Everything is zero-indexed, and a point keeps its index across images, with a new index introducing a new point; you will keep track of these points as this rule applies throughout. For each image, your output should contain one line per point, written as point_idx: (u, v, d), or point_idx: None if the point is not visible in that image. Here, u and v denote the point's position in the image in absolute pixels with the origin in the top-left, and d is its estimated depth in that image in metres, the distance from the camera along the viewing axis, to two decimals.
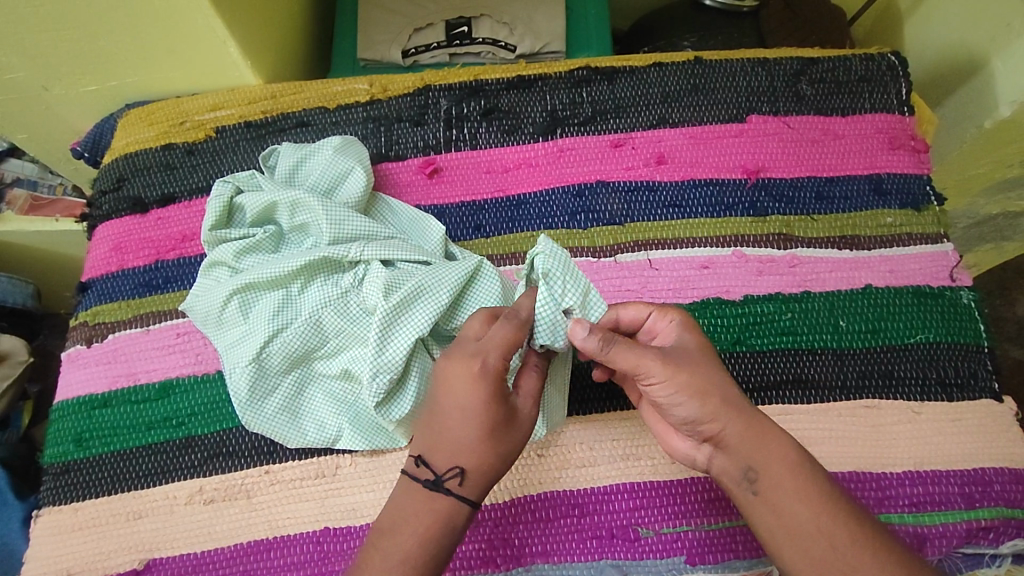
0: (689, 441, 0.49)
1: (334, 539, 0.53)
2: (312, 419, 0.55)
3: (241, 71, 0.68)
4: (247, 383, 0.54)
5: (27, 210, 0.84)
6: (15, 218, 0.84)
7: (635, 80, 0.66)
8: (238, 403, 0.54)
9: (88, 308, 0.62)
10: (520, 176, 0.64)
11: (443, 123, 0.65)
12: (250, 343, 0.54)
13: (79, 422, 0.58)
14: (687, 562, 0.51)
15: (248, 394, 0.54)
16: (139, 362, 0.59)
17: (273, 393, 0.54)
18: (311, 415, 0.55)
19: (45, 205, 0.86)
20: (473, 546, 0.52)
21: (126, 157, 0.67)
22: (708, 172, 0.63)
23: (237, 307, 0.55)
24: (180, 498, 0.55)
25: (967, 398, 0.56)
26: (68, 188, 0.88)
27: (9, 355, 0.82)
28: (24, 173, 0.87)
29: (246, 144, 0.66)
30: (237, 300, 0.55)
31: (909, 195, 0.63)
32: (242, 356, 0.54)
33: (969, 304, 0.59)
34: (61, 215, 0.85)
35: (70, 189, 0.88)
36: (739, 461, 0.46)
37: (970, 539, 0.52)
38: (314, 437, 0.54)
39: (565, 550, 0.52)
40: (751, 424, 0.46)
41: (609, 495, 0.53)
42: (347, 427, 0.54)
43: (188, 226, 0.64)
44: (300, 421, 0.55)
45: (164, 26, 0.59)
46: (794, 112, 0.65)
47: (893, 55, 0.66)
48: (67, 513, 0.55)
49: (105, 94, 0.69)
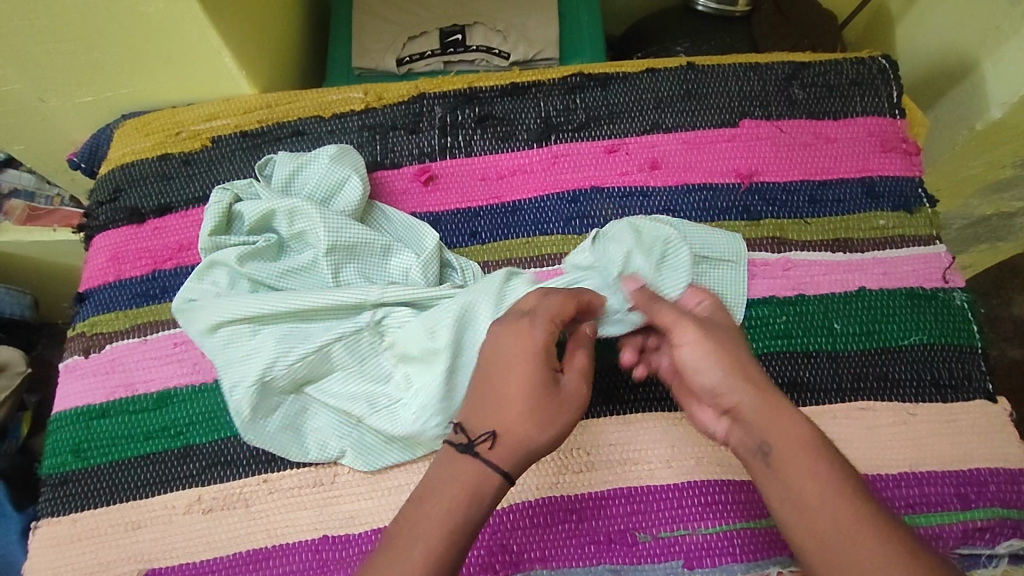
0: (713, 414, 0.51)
1: (334, 546, 0.53)
2: (313, 438, 0.55)
3: (235, 80, 0.68)
4: (249, 402, 0.53)
5: (25, 220, 0.87)
6: (13, 228, 0.86)
7: (628, 86, 0.67)
8: (238, 421, 0.54)
9: (86, 318, 0.62)
10: (515, 183, 0.64)
11: (438, 131, 0.66)
12: (254, 362, 0.54)
13: (78, 432, 0.58)
14: (684, 566, 0.51)
15: (248, 411, 0.54)
16: (136, 371, 0.59)
17: (274, 411, 0.55)
18: (313, 433, 0.55)
19: (43, 215, 0.88)
20: (471, 552, 0.52)
21: (123, 167, 0.67)
22: (701, 177, 0.64)
23: (242, 327, 0.55)
24: (179, 508, 0.55)
25: (961, 398, 0.56)
26: (65, 199, 0.90)
27: (8, 365, 0.81)
28: (22, 183, 0.89)
29: (241, 154, 0.67)
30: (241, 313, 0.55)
31: (902, 197, 0.63)
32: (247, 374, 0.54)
33: (962, 305, 0.59)
34: (60, 224, 0.87)
35: (67, 200, 0.90)
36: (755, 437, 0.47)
37: (967, 540, 0.52)
38: (316, 455, 0.54)
39: (564, 555, 0.52)
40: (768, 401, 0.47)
41: (607, 500, 0.53)
42: (351, 447, 0.54)
43: (186, 235, 0.64)
44: (301, 438, 0.55)
45: (158, 37, 0.60)
46: (786, 117, 0.65)
47: (884, 59, 0.67)
48: (66, 524, 0.55)
49: (101, 104, 0.70)
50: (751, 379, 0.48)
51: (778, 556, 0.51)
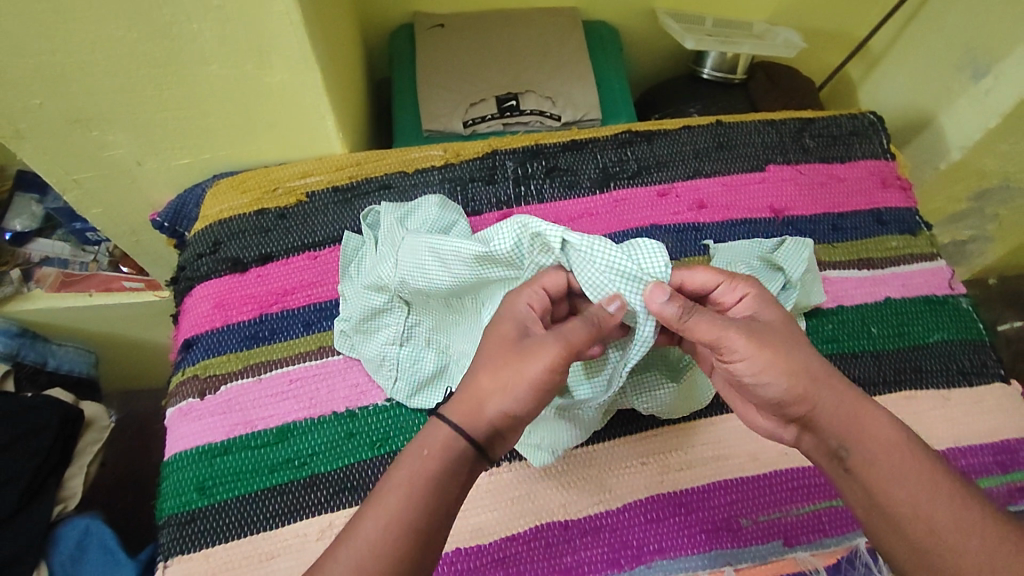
0: (774, 419, 0.54)
1: (467, 557, 0.57)
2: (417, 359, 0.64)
3: (326, 141, 0.75)
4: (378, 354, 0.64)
5: (59, 286, 0.92)
6: (45, 295, 0.92)
7: (670, 140, 0.79)
8: (374, 370, 0.64)
9: (195, 362, 0.66)
10: (584, 224, 0.74)
11: (512, 181, 0.76)
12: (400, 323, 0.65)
13: (201, 470, 0.61)
14: (785, 544, 0.58)
15: (381, 362, 0.64)
16: (254, 410, 0.63)
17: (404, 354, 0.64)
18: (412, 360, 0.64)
19: (77, 281, 0.93)
20: (596, 550, 0.58)
21: (221, 222, 0.73)
22: (741, 213, 0.75)
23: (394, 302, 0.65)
24: (311, 534, 0.59)
25: (983, 382, 0.67)
26: (101, 263, 0.94)
27: (95, 420, 0.86)
28: (55, 251, 0.92)
29: (334, 207, 0.74)
30: (402, 336, 0.64)
31: (905, 223, 0.76)
32: (401, 393, 0.63)
33: (968, 307, 0.71)
34: (95, 290, 0.93)
35: (103, 264, 0.94)
36: (830, 438, 0.49)
37: (1012, 500, 0.62)
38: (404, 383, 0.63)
39: (679, 545, 0.58)
40: (840, 399, 0.49)
41: (708, 493, 0.60)
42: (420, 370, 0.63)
43: (288, 281, 0.70)
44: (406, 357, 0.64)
45: (273, 102, 0.67)
46: (803, 162, 0.78)
47: (872, 115, 0.82)
48: (198, 559, 0.58)
49: (194, 166, 0.76)
50: (810, 376, 0.49)
51: (862, 527, 0.59)
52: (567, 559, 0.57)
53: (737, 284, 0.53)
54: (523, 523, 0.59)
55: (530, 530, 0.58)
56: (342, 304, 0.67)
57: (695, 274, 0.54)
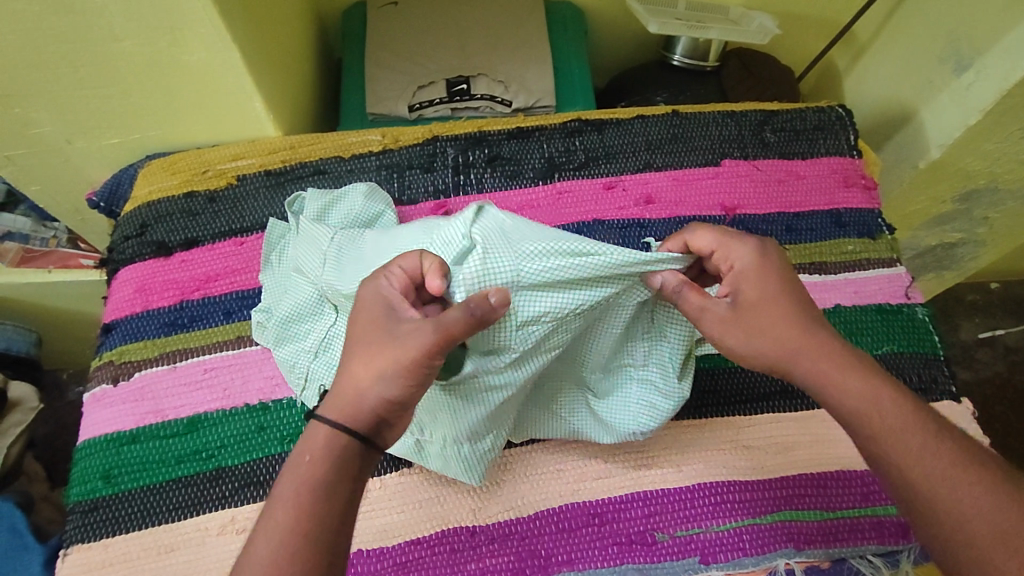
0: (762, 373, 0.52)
1: (368, 560, 0.55)
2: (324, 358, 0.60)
3: (260, 123, 0.73)
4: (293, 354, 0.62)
5: (18, 262, 0.90)
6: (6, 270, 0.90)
7: (621, 130, 0.75)
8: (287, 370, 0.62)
9: (112, 347, 0.65)
10: (524, 217, 0.70)
11: (451, 170, 0.72)
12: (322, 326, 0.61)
13: (107, 459, 0.60)
14: (702, 562, 0.56)
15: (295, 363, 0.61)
16: (166, 399, 0.62)
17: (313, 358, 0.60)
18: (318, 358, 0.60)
19: (36, 257, 0.91)
20: (502, 559, 0.56)
21: (149, 205, 0.70)
22: (690, 210, 0.71)
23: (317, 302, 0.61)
24: (212, 529, 0.57)
25: (931, 400, 0.63)
26: (62, 240, 0.92)
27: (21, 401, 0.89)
28: (16, 226, 0.89)
29: (265, 192, 0.71)
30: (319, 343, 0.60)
31: (865, 226, 0.71)
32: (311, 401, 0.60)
33: (925, 318, 0.67)
34: (55, 266, 0.91)
35: (64, 242, 0.92)
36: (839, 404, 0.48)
37: None
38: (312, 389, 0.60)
39: (589, 557, 0.56)
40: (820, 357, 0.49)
41: (625, 504, 0.58)
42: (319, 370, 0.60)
43: (213, 267, 0.68)
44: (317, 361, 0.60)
45: (193, 81, 0.64)
46: (761, 157, 0.74)
47: (840, 108, 0.77)
48: (97, 549, 0.57)
49: (126, 146, 0.74)
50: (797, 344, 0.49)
51: (784, 547, 0.56)
52: (471, 566, 0.55)
53: (733, 249, 0.52)
54: (428, 527, 0.57)
55: (434, 535, 0.56)
56: (262, 294, 0.66)
57: (698, 239, 0.53)
